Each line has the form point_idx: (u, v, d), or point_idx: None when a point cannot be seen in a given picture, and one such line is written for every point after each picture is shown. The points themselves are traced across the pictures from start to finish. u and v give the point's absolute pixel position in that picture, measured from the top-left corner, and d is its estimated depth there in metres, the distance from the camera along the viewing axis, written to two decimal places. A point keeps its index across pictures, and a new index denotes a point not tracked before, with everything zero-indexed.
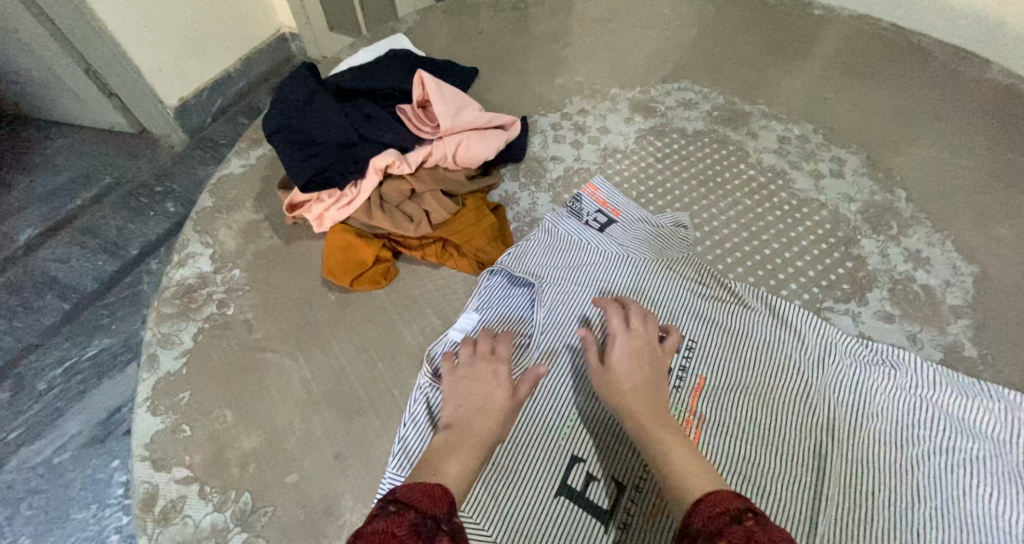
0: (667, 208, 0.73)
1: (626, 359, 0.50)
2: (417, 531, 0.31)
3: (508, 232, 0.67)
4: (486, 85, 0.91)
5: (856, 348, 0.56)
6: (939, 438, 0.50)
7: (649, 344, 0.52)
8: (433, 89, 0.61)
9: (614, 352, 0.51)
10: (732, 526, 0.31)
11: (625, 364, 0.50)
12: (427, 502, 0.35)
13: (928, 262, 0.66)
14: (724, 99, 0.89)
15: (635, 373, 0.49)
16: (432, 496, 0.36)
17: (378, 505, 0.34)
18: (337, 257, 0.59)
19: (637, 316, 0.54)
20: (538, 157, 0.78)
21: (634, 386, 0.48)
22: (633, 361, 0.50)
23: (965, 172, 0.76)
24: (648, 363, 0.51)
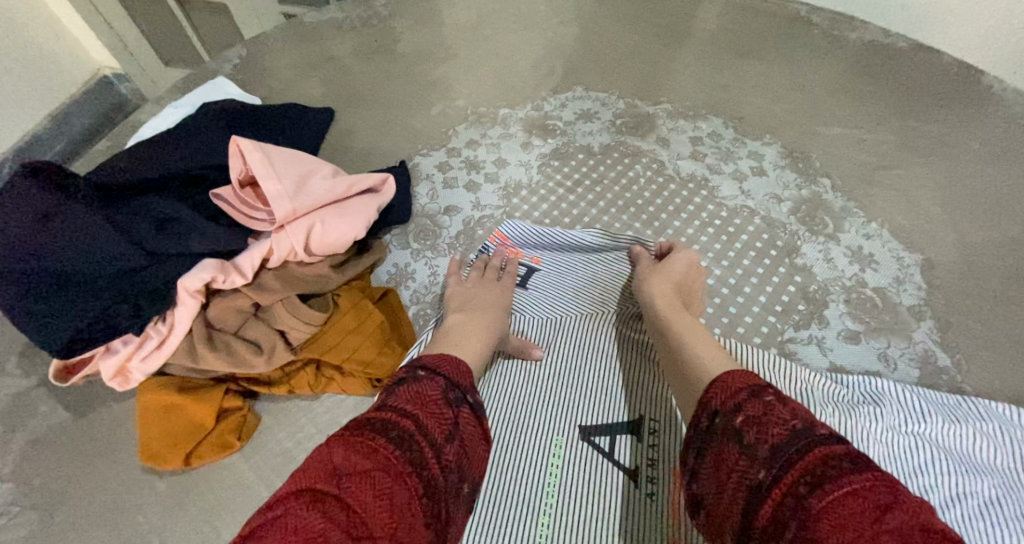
0: None
1: (664, 269, 0.51)
2: (446, 399, 0.35)
3: (404, 321, 0.53)
4: (351, 129, 0.75)
5: (831, 388, 0.49)
6: (950, 483, 0.42)
7: (691, 262, 0.53)
8: (260, 162, 0.45)
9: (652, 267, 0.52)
10: (750, 401, 0.30)
11: (663, 275, 0.51)
12: (457, 372, 0.38)
13: (873, 259, 0.59)
14: (625, 103, 0.79)
15: (672, 282, 0.50)
16: (459, 367, 0.39)
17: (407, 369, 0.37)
18: (157, 428, 0.40)
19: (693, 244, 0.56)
20: (429, 212, 0.65)
21: (670, 290, 0.49)
22: (673, 274, 0.51)
23: (878, 147, 0.72)
24: (684, 276, 0.51)
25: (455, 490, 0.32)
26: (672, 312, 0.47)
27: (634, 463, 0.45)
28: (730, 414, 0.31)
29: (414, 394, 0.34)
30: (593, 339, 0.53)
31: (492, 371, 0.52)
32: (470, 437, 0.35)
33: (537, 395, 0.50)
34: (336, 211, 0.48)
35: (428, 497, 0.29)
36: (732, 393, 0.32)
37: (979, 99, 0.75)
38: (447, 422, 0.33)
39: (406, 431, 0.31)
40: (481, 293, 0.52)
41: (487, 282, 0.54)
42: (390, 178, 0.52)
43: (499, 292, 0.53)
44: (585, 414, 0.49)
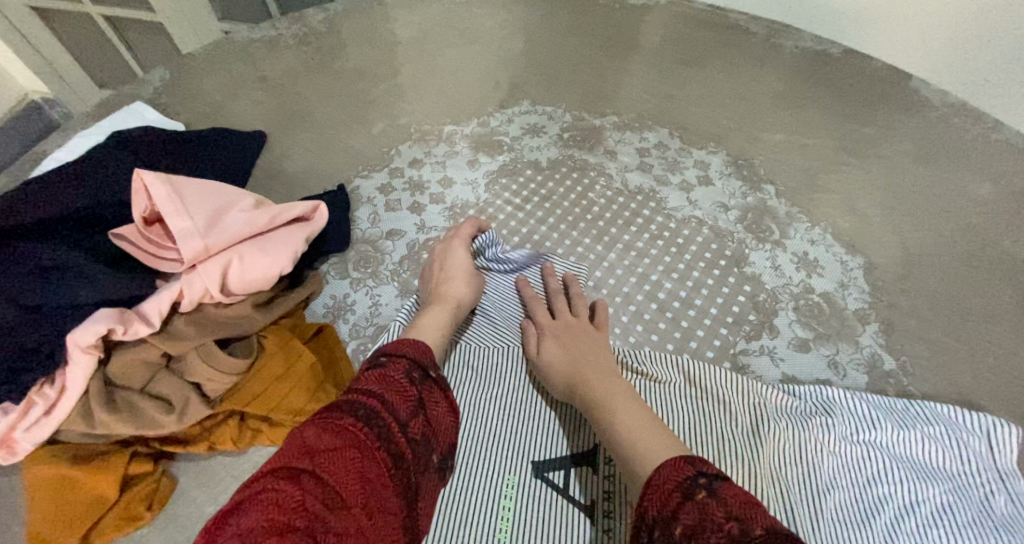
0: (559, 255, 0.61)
1: (554, 345, 0.49)
2: (411, 379, 0.35)
3: (342, 359, 0.49)
4: (286, 153, 0.71)
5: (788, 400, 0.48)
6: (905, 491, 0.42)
7: (579, 328, 0.50)
8: (167, 198, 0.41)
9: (543, 342, 0.50)
10: (688, 507, 0.28)
11: (556, 351, 0.48)
12: (416, 350, 0.37)
13: (818, 264, 0.60)
14: (571, 116, 0.78)
15: (569, 351, 0.48)
16: (417, 346, 0.38)
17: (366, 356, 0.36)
18: (48, 506, 0.36)
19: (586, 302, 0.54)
20: (370, 238, 0.61)
21: (574, 358, 0.47)
22: (571, 340, 0.49)
23: (817, 152, 0.73)
24: (579, 340, 0.49)
25: (424, 463, 0.33)
26: (586, 378, 0.44)
27: (589, 498, 0.43)
28: (666, 522, 0.28)
29: (378, 376, 0.34)
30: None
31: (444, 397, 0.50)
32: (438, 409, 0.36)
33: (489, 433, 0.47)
34: (258, 245, 0.44)
35: (399, 467, 0.30)
36: (666, 496, 0.30)
37: (909, 103, 0.78)
38: (411, 398, 0.34)
39: (374, 407, 0.31)
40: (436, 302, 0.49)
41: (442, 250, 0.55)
42: (320, 206, 0.49)
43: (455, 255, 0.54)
44: (538, 449, 0.46)
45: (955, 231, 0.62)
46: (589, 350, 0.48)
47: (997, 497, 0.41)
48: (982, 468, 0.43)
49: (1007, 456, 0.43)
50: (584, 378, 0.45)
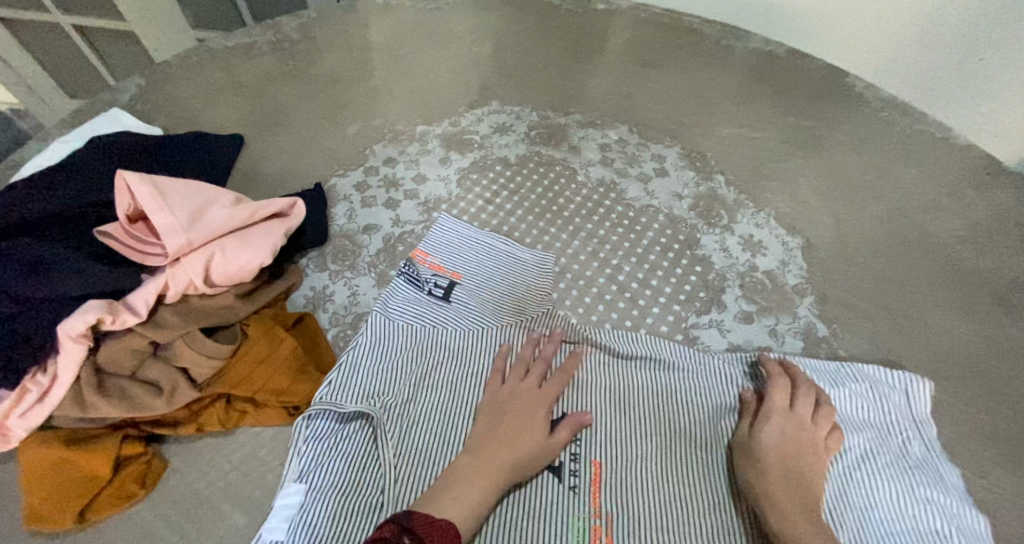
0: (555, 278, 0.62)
1: (783, 442, 0.44)
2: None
3: (323, 346, 0.52)
4: (262, 153, 0.73)
5: (732, 366, 0.53)
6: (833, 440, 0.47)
7: (808, 435, 0.44)
8: (148, 195, 0.44)
9: (771, 425, 0.45)
10: None
11: (777, 450, 0.44)
12: (440, 540, 0.35)
13: (762, 245, 0.65)
14: (537, 115, 0.83)
15: (788, 481, 0.42)
16: (443, 531, 0.36)
17: (391, 529, 0.34)
18: (46, 486, 0.38)
19: (805, 397, 0.47)
20: (347, 232, 0.63)
21: (780, 481, 0.42)
22: (793, 451, 0.44)
23: (763, 144, 0.79)
24: (802, 451, 0.44)
25: None
26: (793, 509, 0.40)
27: (556, 459, 0.47)
28: None
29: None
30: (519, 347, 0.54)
31: (420, 368, 0.51)
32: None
33: (461, 405, 0.49)
34: (239, 240, 0.46)
35: None
36: None
37: (846, 98, 0.85)
38: None
39: None
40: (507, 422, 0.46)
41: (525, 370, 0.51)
42: (298, 203, 0.52)
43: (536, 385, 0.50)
44: None
45: (883, 212, 0.68)
46: (803, 475, 0.42)
47: (914, 443, 0.47)
48: (902, 418, 0.49)
49: (919, 407, 0.49)
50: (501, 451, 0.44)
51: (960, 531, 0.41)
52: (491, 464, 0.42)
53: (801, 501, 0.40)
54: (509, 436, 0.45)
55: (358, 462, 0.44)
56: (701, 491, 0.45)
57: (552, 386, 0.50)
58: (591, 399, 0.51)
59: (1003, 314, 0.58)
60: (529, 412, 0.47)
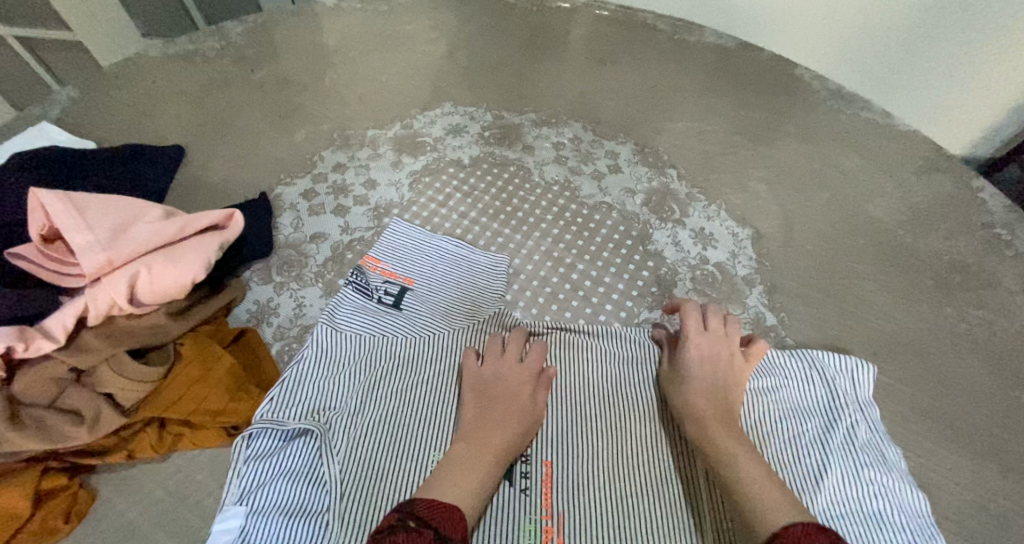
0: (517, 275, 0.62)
1: (699, 359, 0.48)
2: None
3: (267, 362, 0.50)
4: (204, 163, 0.70)
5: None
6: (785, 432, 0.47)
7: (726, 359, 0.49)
8: (66, 216, 0.42)
9: (693, 343, 0.50)
10: None
11: (698, 366, 0.48)
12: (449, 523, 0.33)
13: (713, 237, 0.66)
14: (492, 115, 0.82)
15: (705, 392, 0.46)
16: (450, 514, 0.34)
17: (396, 517, 0.33)
18: None
19: (714, 315, 0.52)
20: (293, 241, 0.61)
21: (702, 392, 0.46)
22: (709, 364, 0.48)
23: (715, 137, 0.80)
24: (712, 364, 0.48)
25: None
26: (712, 418, 0.44)
27: None
28: None
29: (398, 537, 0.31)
30: (470, 353, 0.53)
31: (369, 377, 0.50)
32: None
33: (410, 414, 0.48)
34: (168, 256, 0.45)
35: None
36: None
37: (794, 89, 0.86)
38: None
39: None
40: (493, 415, 0.45)
41: (505, 366, 0.49)
42: (234, 214, 0.49)
43: (518, 383, 0.48)
44: None
45: (829, 201, 0.70)
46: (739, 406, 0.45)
47: (861, 426, 0.47)
48: (851, 402, 0.49)
49: (863, 392, 0.50)
50: (490, 443, 0.42)
51: (901, 510, 0.42)
52: (489, 445, 0.42)
53: (724, 414, 0.44)
54: (500, 414, 0.45)
55: (301, 477, 0.43)
56: (656, 486, 0.45)
57: (531, 362, 0.50)
58: None
59: (942, 294, 0.59)
60: (512, 407, 0.46)
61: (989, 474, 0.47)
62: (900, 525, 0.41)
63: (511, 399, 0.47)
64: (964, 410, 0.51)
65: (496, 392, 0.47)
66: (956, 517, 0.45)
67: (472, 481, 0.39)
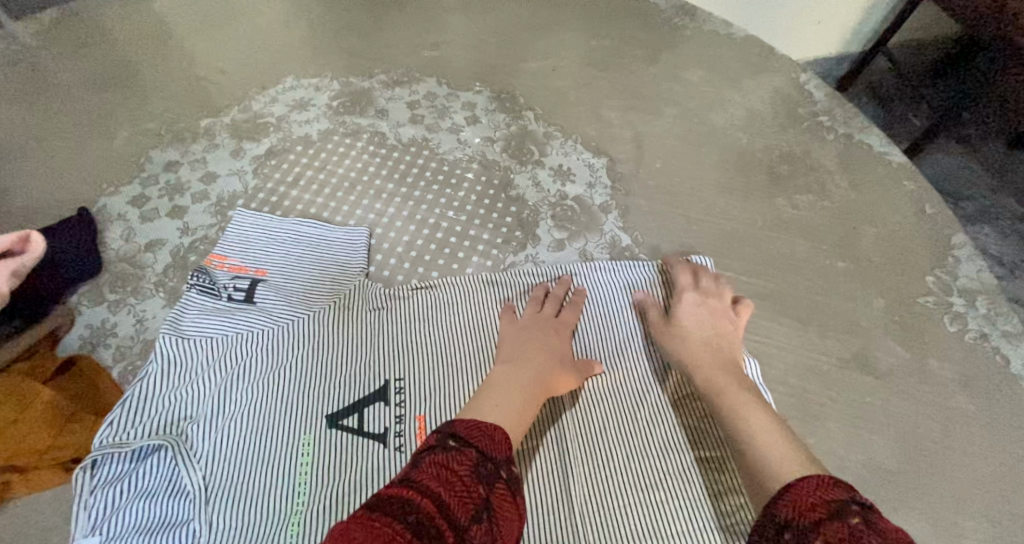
0: (381, 244, 0.61)
1: (699, 322, 0.48)
2: (478, 474, 0.30)
3: (104, 384, 0.47)
4: (9, 188, 0.62)
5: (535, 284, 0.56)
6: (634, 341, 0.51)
7: (718, 304, 0.49)
8: None
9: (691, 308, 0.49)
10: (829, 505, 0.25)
11: (701, 330, 0.47)
12: (491, 443, 0.33)
13: (571, 172, 0.67)
14: (339, 83, 0.77)
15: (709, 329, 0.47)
16: (492, 435, 0.34)
17: (435, 436, 0.33)
18: None
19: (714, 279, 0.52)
20: (125, 255, 0.56)
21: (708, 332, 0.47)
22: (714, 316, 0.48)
23: (570, 71, 0.80)
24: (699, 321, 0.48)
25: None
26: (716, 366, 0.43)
27: (382, 427, 0.46)
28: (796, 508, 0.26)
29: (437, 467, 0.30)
30: (332, 332, 0.52)
31: (228, 374, 0.48)
32: (505, 512, 0.30)
33: (276, 405, 0.47)
34: None
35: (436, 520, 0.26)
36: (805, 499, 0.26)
37: (642, 12, 0.87)
38: (472, 497, 0.29)
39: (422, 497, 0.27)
40: (530, 344, 0.46)
41: (549, 309, 0.51)
42: (29, 235, 0.46)
43: (557, 328, 0.49)
44: (327, 402, 0.47)
45: (675, 117, 0.73)
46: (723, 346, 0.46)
47: None
48: None
49: None
50: (534, 373, 0.43)
51: None
52: (529, 372, 0.43)
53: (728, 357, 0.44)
54: (541, 348, 0.46)
55: (159, 495, 0.41)
56: None
57: (569, 314, 0.51)
58: (410, 359, 0.51)
59: (774, 188, 0.64)
60: (556, 345, 0.47)
61: (814, 337, 0.53)
62: None
63: (555, 335, 0.48)
64: (796, 288, 0.56)
65: (536, 332, 0.48)
66: (788, 382, 0.50)
67: (512, 404, 0.39)
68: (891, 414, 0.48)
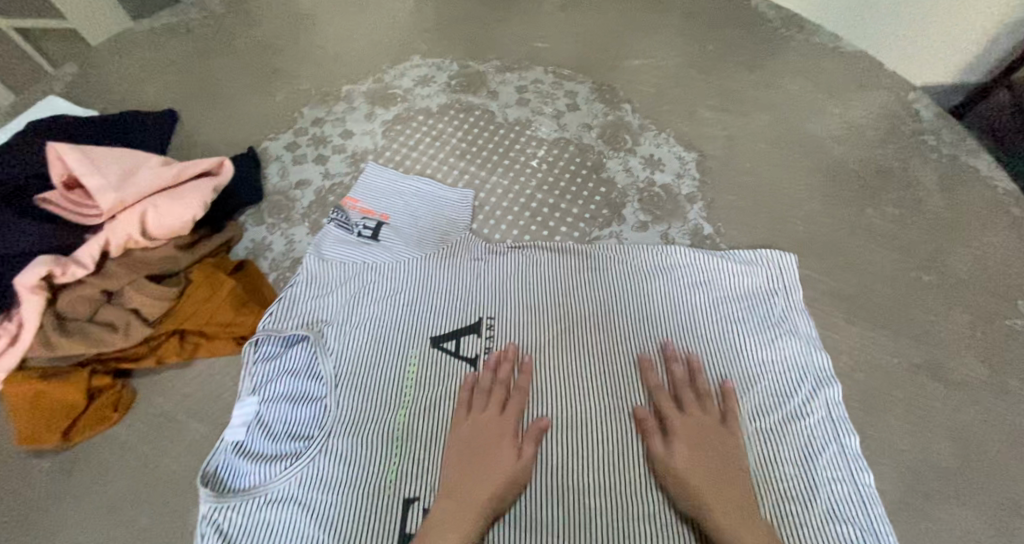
0: (483, 206, 0.70)
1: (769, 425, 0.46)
2: None
3: (265, 286, 0.58)
4: (195, 126, 0.76)
5: (619, 255, 0.62)
6: (678, 331, 0.55)
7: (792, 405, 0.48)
8: (79, 163, 0.50)
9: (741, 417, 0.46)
10: None
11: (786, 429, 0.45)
12: None
13: (661, 163, 0.72)
14: (458, 65, 0.87)
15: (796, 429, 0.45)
16: None
17: None
18: (28, 418, 0.45)
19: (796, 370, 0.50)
20: (280, 189, 0.68)
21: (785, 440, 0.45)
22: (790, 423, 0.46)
23: (669, 71, 0.85)
24: (707, 448, 0.45)
25: None
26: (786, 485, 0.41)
27: (475, 353, 0.54)
28: None
29: None
30: (439, 271, 0.61)
31: (359, 293, 0.58)
32: None
33: (391, 323, 0.56)
34: (171, 196, 0.52)
35: None
36: None
37: (747, 21, 0.90)
38: None
39: None
40: (482, 451, 0.45)
41: (492, 399, 0.49)
42: (223, 162, 0.57)
43: (501, 426, 0.47)
44: (432, 327, 0.56)
45: (769, 122, 0.76)
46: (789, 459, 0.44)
47: (776, 303, 0.56)
48: (765, 286, 0.58)
49: (789, 275, 0.58)
50: (483, 491, 0.42)
51: (801, 365, 0.52)
52: (477, 491, 0.42)
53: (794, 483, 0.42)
54: (494, 455, 0.44)
55: (301, 375, 0.52)
56: (602, 360, 0.53)
57: (513, 408, 0.48)
58: (501, 302, 0.58)
59: (863, 199, 0.66)
60: (502, 454, 0.45)
61: (886, 338, 0.55)
62: (798, 376, 0.51)
63: (499, 437, 0.46)
64: (873, 292, 0.58)
65: (480, 433, 0.46)
66: (853, 376, 0.53)
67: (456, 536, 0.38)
68: (960, 418, 0.49)
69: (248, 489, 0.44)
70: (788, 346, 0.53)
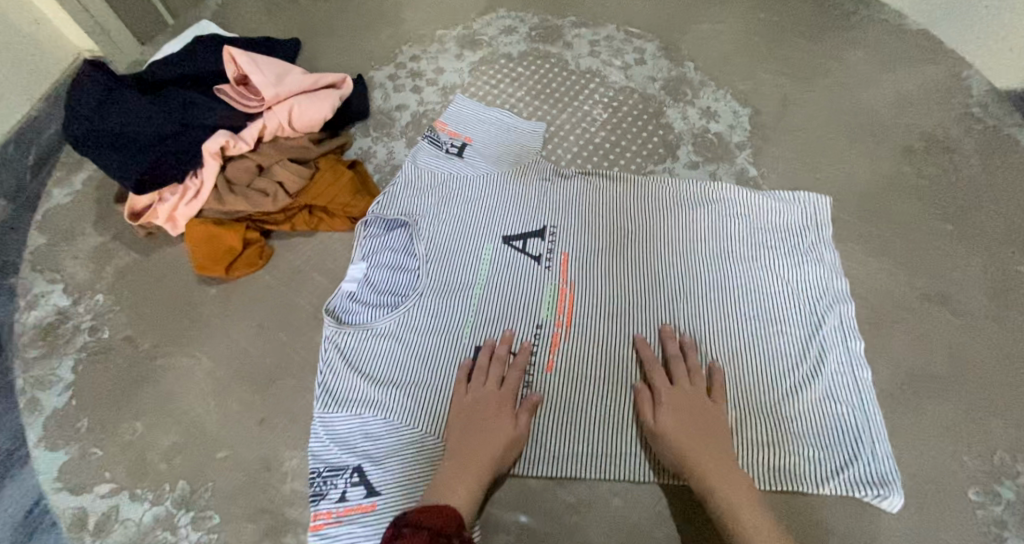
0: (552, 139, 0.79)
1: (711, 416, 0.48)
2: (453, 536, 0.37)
3: (372, 183, 0.71)
4: (314, 53, 0.90)
5: (672, 187, 0.70)
6: (719, 252, 0.63)
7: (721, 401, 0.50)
8: (248, 64, 0.67)
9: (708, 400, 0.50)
10: None
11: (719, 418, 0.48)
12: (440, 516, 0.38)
13: (716, 114, 0.80)
14: (539, 19, 0.95)
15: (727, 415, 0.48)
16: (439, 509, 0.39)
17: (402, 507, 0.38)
18: (203, 250, 0.64)
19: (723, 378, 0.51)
20: (384, 110, 0.81)
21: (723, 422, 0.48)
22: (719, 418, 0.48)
23: (735, 36, 0.91)
24: (700, 417, 0.48)
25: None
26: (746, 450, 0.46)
27: (537, 252, 0.64)
28: None
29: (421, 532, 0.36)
30: (511, 184, 0.70)
31: (445, 194, 0.68)
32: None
33: (470, 220, 0.66)
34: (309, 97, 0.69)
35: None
36: None
37: None
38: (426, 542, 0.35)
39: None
40: (478, 414, 0.49)
41: (491, 370, 0.53)
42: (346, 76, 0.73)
43: (497, 402, 0.50)
44: (504, 227, 0.66)
45: (825, 87, 0.82)
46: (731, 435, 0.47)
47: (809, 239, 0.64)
48: (800, 225, 0.65)
49: (821, 216, 0.65)
50: (477, 450, 0.47)
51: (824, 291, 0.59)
52: (476, 455, 0.46)
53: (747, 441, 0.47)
54: (488, 431, 0.48)
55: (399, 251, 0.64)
56: (648, 265, 0.62)
57: (510, 383, 0.52)
58: (563, 214, 0.67)
59: (902, 159, 0.72)
60: (496, 428, 0.48)
61: (900, 273, 0.62)
62: (819, 297, 0.59)
63: (493, 405, 0.50)
64: (896, 235, 0.65)
65: (478, 406, 0.50)
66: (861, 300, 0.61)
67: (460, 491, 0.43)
68: (952, 341, 0.57)
69: (359, 325, 0.58)
70: (813, 273, 0.60)
